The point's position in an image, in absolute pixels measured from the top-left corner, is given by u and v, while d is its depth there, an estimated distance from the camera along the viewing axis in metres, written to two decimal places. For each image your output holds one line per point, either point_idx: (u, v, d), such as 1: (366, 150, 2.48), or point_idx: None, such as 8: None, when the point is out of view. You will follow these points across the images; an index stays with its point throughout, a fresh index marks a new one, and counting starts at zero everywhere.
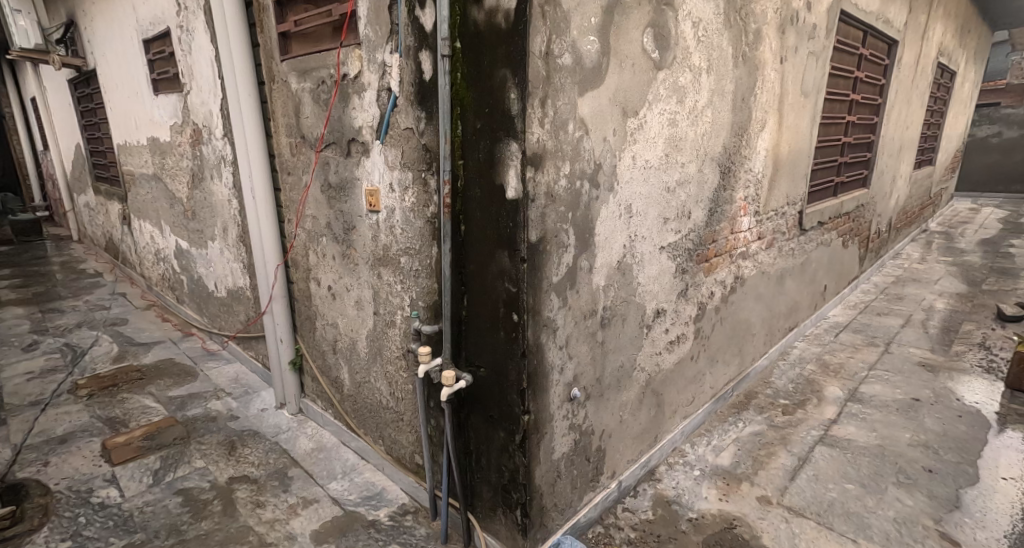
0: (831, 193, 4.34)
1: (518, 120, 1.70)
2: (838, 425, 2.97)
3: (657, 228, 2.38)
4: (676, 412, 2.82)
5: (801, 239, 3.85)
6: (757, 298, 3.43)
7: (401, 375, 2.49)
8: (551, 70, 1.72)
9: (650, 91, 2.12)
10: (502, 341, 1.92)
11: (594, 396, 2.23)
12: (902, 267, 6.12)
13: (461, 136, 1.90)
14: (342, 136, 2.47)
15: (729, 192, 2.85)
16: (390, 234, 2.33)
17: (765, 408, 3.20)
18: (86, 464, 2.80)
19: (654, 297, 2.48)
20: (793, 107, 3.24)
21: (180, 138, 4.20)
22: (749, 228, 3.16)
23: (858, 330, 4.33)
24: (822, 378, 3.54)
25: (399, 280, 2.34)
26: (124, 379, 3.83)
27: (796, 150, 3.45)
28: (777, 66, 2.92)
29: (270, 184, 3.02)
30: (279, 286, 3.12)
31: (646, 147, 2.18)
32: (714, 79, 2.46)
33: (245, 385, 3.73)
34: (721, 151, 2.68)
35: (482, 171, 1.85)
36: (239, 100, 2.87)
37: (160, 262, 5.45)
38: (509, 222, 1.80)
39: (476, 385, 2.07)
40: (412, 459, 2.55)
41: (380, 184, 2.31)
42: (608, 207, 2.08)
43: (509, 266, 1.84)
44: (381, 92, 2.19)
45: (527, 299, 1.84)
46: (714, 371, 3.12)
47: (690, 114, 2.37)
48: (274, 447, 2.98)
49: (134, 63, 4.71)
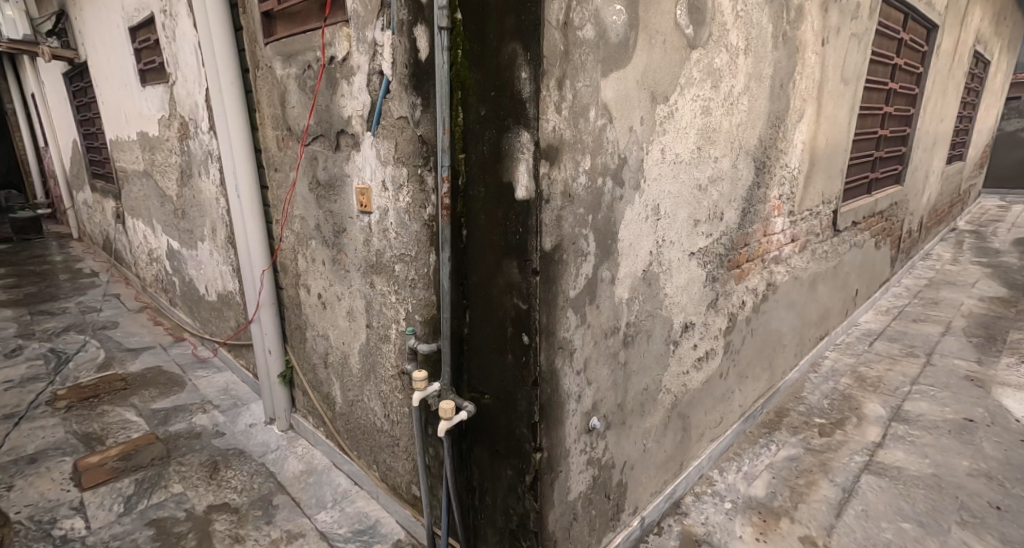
0: (865, 191, 4.01)
1: (531, 105, 1.41)
2: (883, 449, 2.67)
3: (687, 231, 2.09)
4: (703, 435, 2.53)
5: (835, 240, 3.55)
6: (789, 306, 3.13)
7: (395, 396, 2.22)
8: (570, 44, 1.43)
9: (682, 74, 1.83)
10: (510, 365, 1.65)
11: (615, 424, 1.95)
12: (933, 268, 5.78)
13: (461, 125, 1.62)
14: (331, 127, 2.20)
15: (763, 189, 2.55)
16: (383, 238, 2.06)
17: (799, 428, 2.90)
18: (53, 489, 2.55)
19: (682, 309, 2.19)
20: (833, 95, 2.93)
21: (169, 132, 3.94)
22: (783, 230, 2.87)
23: (893, 339, 4.01)
24: (860, 393, 3.24)
25: (393, 289, 2.07)
26: (107, 390, 3.58)
27: (834, 144, 3.13)
28: (817, 48, 2.62)
29: (256, 182, 2.76)
30: (266, 293, 2.87)
31: (677, 139, 1.89)
32: (752, 62, 2.16)
33: (234, 397, 3.48)
34: (757, 143, 2.39)
35: (487, 166, 1.57)
36: (221, 88, 2.60)
37: (153, 263, 5.22)
38: (518, 227, 1.52)
39: (480, 414, 1.79)
40: (409, 489, 2.29)
41: (372, 182, 2.03)
42: (634, 209, 1.79)
43: (518, 279, 1.56)
44: (371, 75, 1.91)
45: (540, 318, 1.56)
46: (744, 388, 2.82)
47: (725, 101, 2.08)
48: (260, 469, 2.73)
49: (122, 52, 4.45)
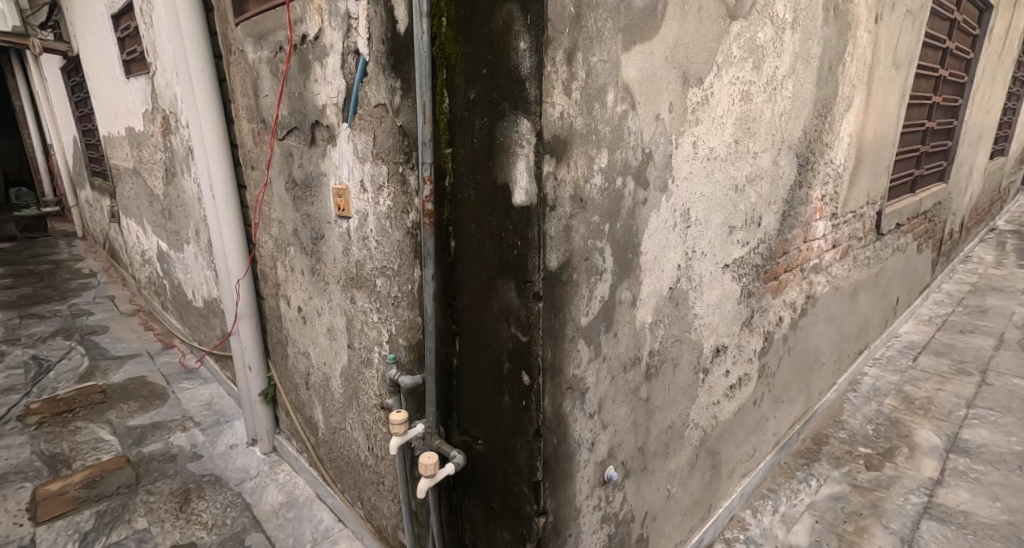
0: (908, 189, 3.64)
1: (531, 85, 1.10)
2: (943, 487, 2.32)
3: (721, 240, 1.76)
4: (734, 472, 2.20)
5: (877, 245, 3.20)
6: (828, 320, 2.79)
7: (379, 429, 1.92)
8: (582, 5, 1.11)
9: (720, 50, 1.50)
10: (507, 409, 1.33)
11: (635, 470, 1.63)
12: (975, 272, 5.37)
13: (447, 113, 1.31)
14: (305, 119, 1.90)
15: (806, 189, 2.21)
16: (363, 248, 1.76)
17: (842, 458, 2.56)
18: (5, 522, 2.32)
19: (714, 331, 1.87)
20: (883, 81, 2.57)
21: (152, 127, 3.69)
22: (824, 235, 2.52)
23: (938, 353, 3.64)
24: (908, 417, 2.88)
25: (375, 308, 1.77)
26: (84, 403, 3.33)
27: (881, 136, 2.77)
28: (870, 25, 2.26)
29: (233, 183, 2.49)
30: (244, 304, 2.60)
31: (712, 130, 1.57)
32: (799, 38, 1.82)
33: (217, 413, 3.21)
34: (801, 136, 2.05)
35: (477, 164, 1.26)
36: (190, 75, 2.32)
37: (146, 264, 4.98)
38: (516, 240, 1.21)
39: (472, 463, 1.48)
40: (395, 534, 2.00)
41: (349, 181, 1.73)
42: (659, 214, 1.47)
43: (516, 304, 1.25)
44: (346, 56, 1.61)
45: (544, 355, 1.24)
46: (779, 414, 2.48)
47: (767, 85, 1.74)
48: (235, 501, 2.46)
49: (107, 42, 4.21)
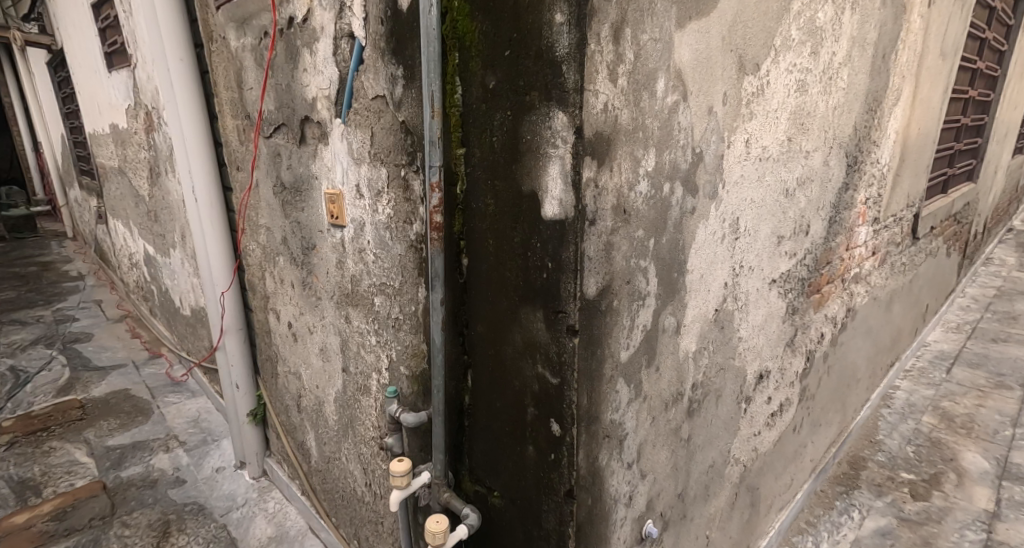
0: (940, 189, 3.42)
1: (569, 69, 0.87)
2: (1001, 522, 2.11)
3: (769, 252, 1.54)
4: (772, 506, 1.98)
5: (913, 249, 2.97)
6: (865, 333, 2.57)
7: (378, 465, 1.70)
8: None
9: (779, 32, 1.28)
10: (532, 462, 1.11)
11: (673, 520, 1.41)
12: (998, 275, 5.16)
13: (459, 106, 1.08)
14: (293, 114, 1.67)
15: (852, 192, 1.99)
16: (359, 261, 1.53)
17: (884, 486, 2.34)
18: None
19: (758, 355, 1.65)
20: (931, 72, 2.35)
21: (136, 124, 3.45)
22: (866, 241, 2.30)
23: (973, 365, 3.42)
24: (950, 438, 2.67)
25: (373, 331, 1.54)
26: (60, 420, 3.11)
27: (924, 133, 2.55)
28: (923, 10, 2.04)
29: (217, 185, 2.25)
30: (231, 318, 2.38)
31: (766, 126, 1.34)
32: (857, 21, 1.59)
33: (204, 431, 2.98)
34: (851, 133, 1.83)
35: (498, 167, 1.03)
36: (168, 65, 2.08)
37: (134, 268, 4.74)
38: (546, 261, 0.98)
39: (487, 519, 1.26)
40: None
41: (344, 186, 1.50)
42: (708, 225, 1.25)
43: (545, 339, 1.03)
44: (339, 41, 1.38)
45: (580, 402, 1.02)
46: (817, 438, 2.26)
47: (823, 74, 1.52)
48: (219, 535, 2.24)
49: (89, 33, 3.96)
